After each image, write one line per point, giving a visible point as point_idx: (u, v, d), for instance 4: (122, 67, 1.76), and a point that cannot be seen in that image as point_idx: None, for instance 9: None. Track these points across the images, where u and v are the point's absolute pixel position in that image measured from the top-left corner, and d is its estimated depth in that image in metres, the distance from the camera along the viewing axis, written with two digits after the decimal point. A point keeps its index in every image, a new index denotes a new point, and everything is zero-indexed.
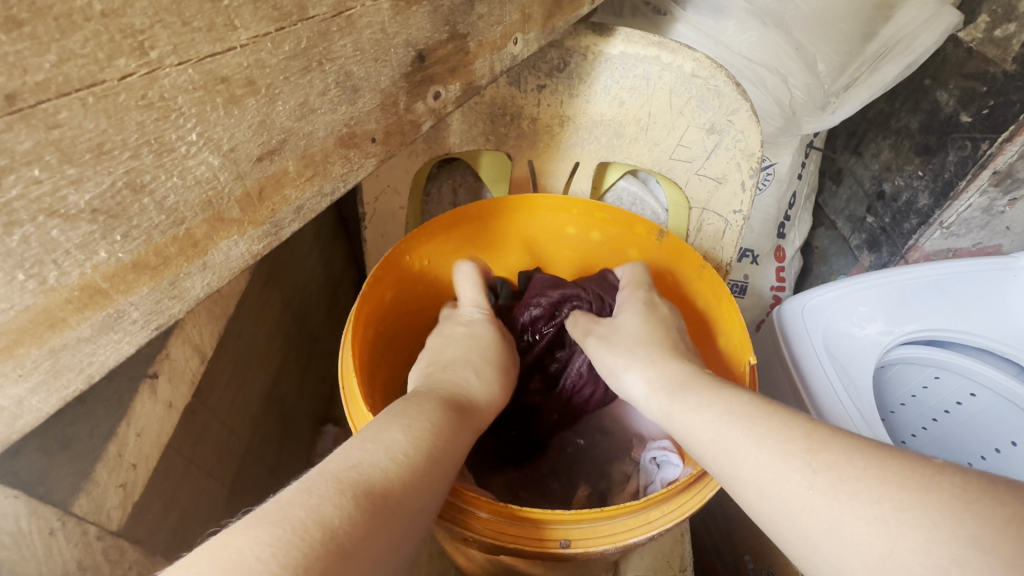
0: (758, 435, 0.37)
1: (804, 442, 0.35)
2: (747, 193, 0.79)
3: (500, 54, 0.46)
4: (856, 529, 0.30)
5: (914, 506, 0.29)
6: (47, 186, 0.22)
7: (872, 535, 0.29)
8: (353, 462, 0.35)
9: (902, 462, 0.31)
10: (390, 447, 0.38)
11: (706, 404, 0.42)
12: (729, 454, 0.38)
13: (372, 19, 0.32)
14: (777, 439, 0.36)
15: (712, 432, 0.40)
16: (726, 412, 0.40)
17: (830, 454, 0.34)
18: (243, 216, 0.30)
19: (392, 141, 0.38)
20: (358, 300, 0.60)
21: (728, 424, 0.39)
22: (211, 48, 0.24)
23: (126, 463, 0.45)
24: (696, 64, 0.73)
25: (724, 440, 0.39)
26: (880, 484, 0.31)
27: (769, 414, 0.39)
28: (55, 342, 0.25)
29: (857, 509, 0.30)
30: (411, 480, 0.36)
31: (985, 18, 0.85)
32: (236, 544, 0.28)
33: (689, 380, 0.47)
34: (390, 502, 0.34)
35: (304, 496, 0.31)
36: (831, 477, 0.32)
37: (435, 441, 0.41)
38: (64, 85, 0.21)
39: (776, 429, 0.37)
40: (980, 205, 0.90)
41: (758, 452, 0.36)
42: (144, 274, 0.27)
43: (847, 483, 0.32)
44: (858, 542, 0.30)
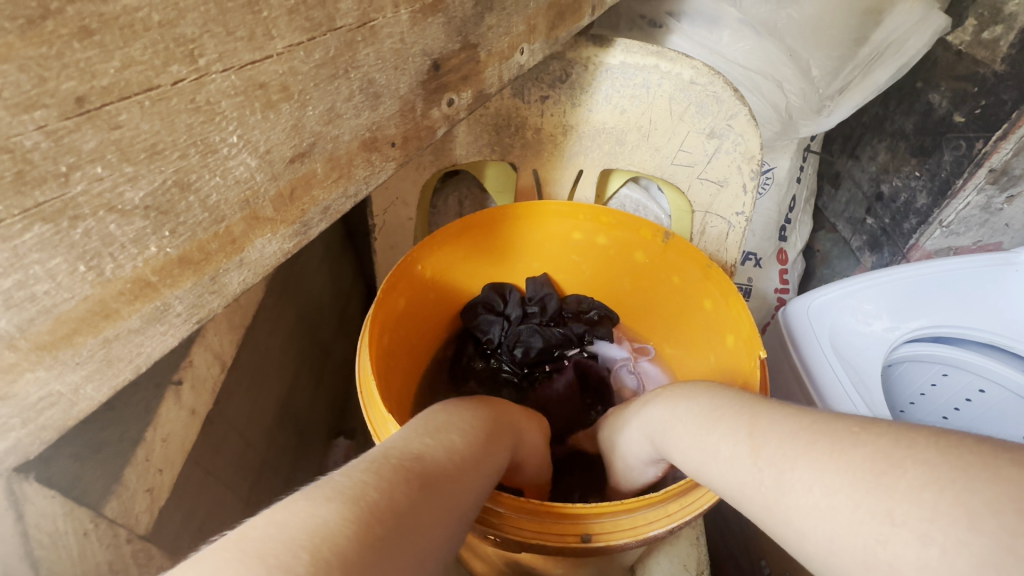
0: (720, 437, 0.39)
1: (750, 439, 0.37)
2: (749, 196, 0.81)
3: (508, 63, 0.48)
4: (803, 520, 0.31)
5: (839, 489, 0.30)
6: (107, 183, 0.23)
7: (816, 524, 0.30)
8: (414, 452, 0.37)
9: (833, 438, 0.32)
10: (447, 446, 0.39)
11: (683, 416, 0.44)
12: (707, 458, 0.40)
13: (393, 30, 0.34)
14: (731, 439, 0.38)
15: (692, 444, 0.42)
16: (700, 415, 0.42)
17: (773, 442, 0.35)
18: (277, 215, 0.31)
19: (410, 146, 0.40)
20: (374, 307, 0.62)
21: (699, 435, 0.41)
22: (251, 56, 0.26)
23: (153, 467, 0.46)
24: (694, 72, 0.75)
25: (695, 452, 0.41)
26: (813, 468, 0.32)
27: (724, 413, 0.41)
28: (109, 332, 0.26)
29: (800, 499, 0.32)
30: (460, 478, 0.38)
31: (974, 21, 0.88)
32: (317, 514, 0.27)
33: (664, 396, 0.48)
34: (441, 493, 0.35)
35: (374, 478, 0.32)
36: (774, 468, 0.34)
37: (479, 443, 0.42)
38: (125, 89, 0.22)
39: (736, 427, 0.39)
40: (979, 202, 0.92)
41: (721, 457, 0.38)
42: (188, 269, 0.28)
43: (787, 474, 0.33)
44: (807, 534, 0.31)
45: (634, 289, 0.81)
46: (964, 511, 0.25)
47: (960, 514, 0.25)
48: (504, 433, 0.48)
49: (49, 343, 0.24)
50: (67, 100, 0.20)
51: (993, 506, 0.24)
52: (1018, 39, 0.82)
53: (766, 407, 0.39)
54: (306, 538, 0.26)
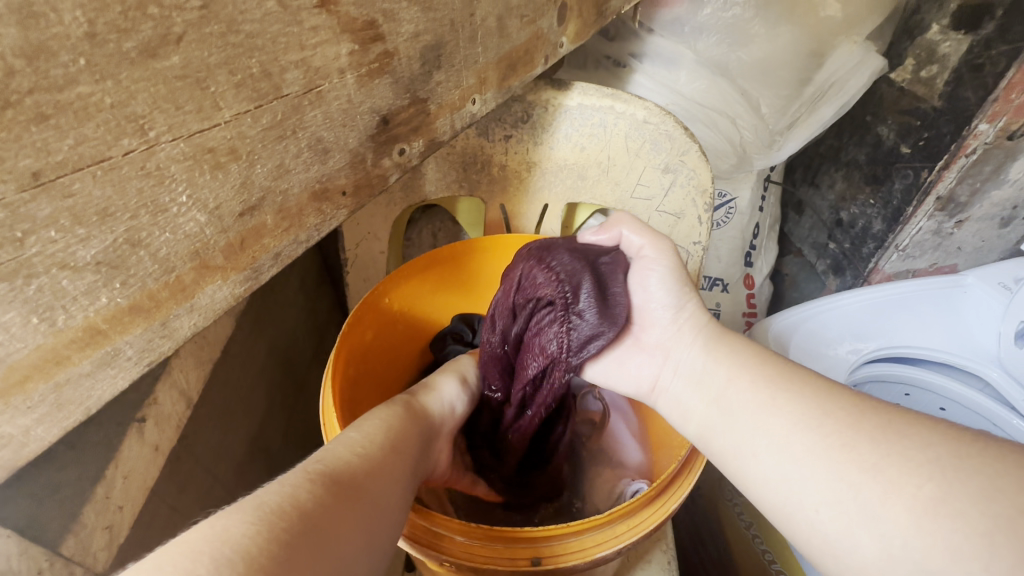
0: (811, 397, 0.40)
1: (855, 407, 0.38)
2: (704, 226, 0.85)
3: (460, 113, 0.52)
4: (913, 477, 0.32)
5: (972, 461, 0.31)
6: (60, 244, 0.25)
7: (928, 484, 0.31)
8: (317, 458, 0.39)
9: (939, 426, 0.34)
10: (347, 441, 0.42)
11: (746, 373, 0.45)
12: (775, 415, 0.41)
13: (339, 93, 0.37)
14: (826, 402, 0.39)
15: (770, 392, 0.42)
16: (776, 374, 0.44)
17: (870, 413, 0.37)
18: (227, 263, 0.33)
19: (362, 193, 0.43)
20: (339, 340, 0.64)
21: (779, 388, 0.42)
22: (200, 125, 0.29)
23: (113, 505, 0.48)
24: (647, 112, 0.80)
25: (775, 397, 0.42)
26: (920, 441, 0.33)
27: (795, 381, 0.43)
28: (60, 377, 0.27)
29: (916, 459, 0.32)
30: (371, 467, 0.40)
31: (912, 61, 0.95)
32: (220, 526, 0.30)
33: (731, 350, 0.49)
34: (352, 483, 0.37)
35: (277, 486, 0.34)
36: (883, 429, 0.35)
37: (387, 432, 0.45)
38: (79, 162, 0.24)
39: (836, 399, 0.40)
40: (930, 227, 0.97)
41: (810, 408, 0.39)
42: (139, 317, 0.29)
43: (903, 435, 0.34)
44: (914, 490, 0.31)
45: None
46: None
47: None
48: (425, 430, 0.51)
49: (2, 390, 0.25)
50: (24, 175, 0.23)
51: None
52: (951, 77, 0.88)
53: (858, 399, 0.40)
54: (217, 556, 0.28)
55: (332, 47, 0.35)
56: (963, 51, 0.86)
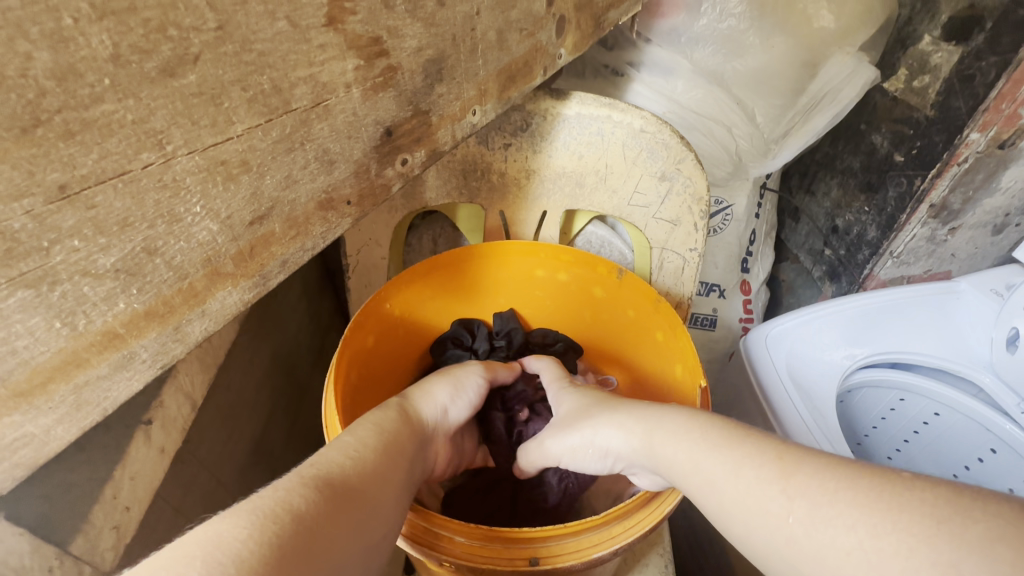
0: (735, 460, 0.39)
1: (778, 466, 0.37)
2: (700, 233, 0.87)
3: (460, 123, 0.53)
4: (839, 562, 0.31)
5: (889, 532, 0.30)
6: (83, 253, 0.26)
7: (854, 568, 0.30)
8: (311, 462, 0.40)
9: (873, 479, 0.33)
10: (340, 447, 0.43)
11: (681, 451, 0.43)
12: (720, 492, 0.39)
13: (345, 106, 0.39)
14: (752, 465, 0.38)
15: (704, 478, 0.40)
16: (703, 445, 0.42)
17: (803, 474, 0.35)
18: (237, 270, 0.35)
19: (365, 202, 0.44)
20: (341, 345, 0.65)
21: (705, 453, 0.41)
22: (214, 139, 0.30)
23: (120, 505, 0.49)
24: (643, 122, 0.82)
25: (703, 468, 0.41)
26: (851, 513, 0.32)
27: (733, 442, 0.41)
28: (78, 379, 0.28)
29: (837, 538, 0.32)
30: (365, 471, 0.41)
31: (904, 71, 0.97)
32: (214, 531, 0.31)
33: (662, 420, 0.47)
34: (344, 488, 0.39)
35: (270, 490, 0.35)
36: (806, 501, 0.34)
37: (382, 436, 0.46)
38: (102, 175, 0.26)
39: (773, 461, 0.37)
40: (924, 234, 0.99)
41: (739, 481, 0.38)
42: (154, 321, 0.30)
43: (821, 509, 0.33)
44: (844, 575, 0.31)
45: (594, 321, 0.85)
46: None
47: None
48: (420, 433, 0.52)
49: (26, 391, 0.26)
50: (51, 188, 0.24)
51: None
52: (943, 87, 0.90)
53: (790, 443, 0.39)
54: (212, 561, 0.29)
55: (338, 63, 0.37)
56: (954, 62, 0.88)
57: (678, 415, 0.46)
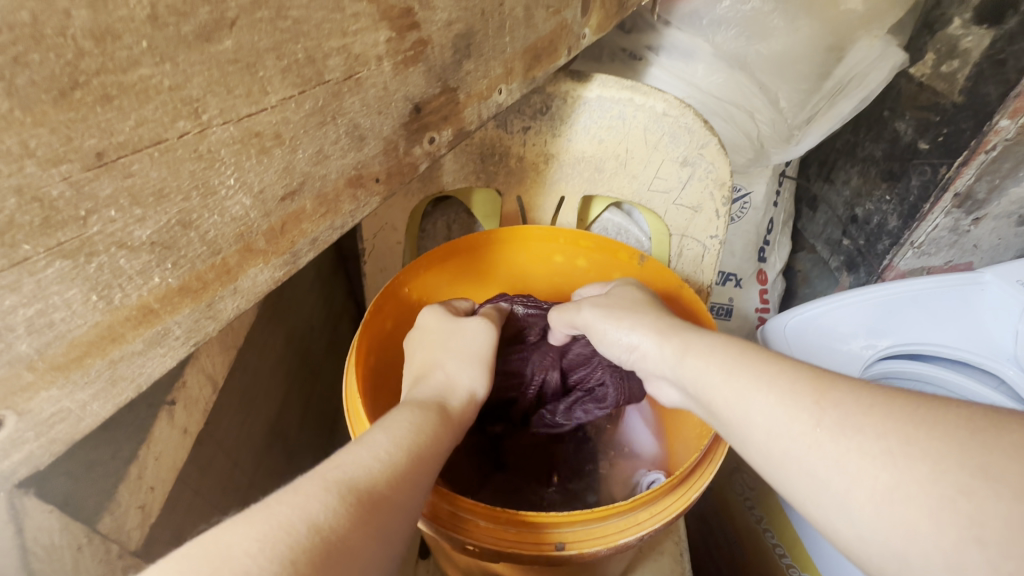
0: (769, 374, 0.39)
1: (811, 382, 0.36)
2: (722, 220, 0.85)
3: (487, 102, 0.52)
4: (864, 464, 0.31)
5: (922, 440, 0.30)
6: (119, 224, 0.25)
7: (879, 469, 0.30)
8: (340, 462, 0.38)
9: (911, 403, 0.32)
10: (372, 445, 0.40)
11: (715, 357, 0.44)
12: (746, 402, 0.39)
13: (377, 80, 0.38)
14: (786, 378, 0.38)
15: (735, 381, 0.41)
16: (745, 356, 0.42)
17: (837, 393, 0.35)
18: (268, 247, 0.34)
19: (393, 181, 0.43)
20: (361, 328, 0.65)
21: (739, 366, 0.41)
22: (249, 109, 0.29)
23: (145, 485, 0.49)
24: (666, 105, 0.80)
25: (735, 381, 0.41)
26: (887, 425, 0.31)
27: (767, 359, 0.41)
28: (114, 355, 0.27)
29: (865, 443, 0.31)
30: (394, 478, 0.38)
31: (932, 56, 0.93)
32: (227, 543, 0.30)
33: (690, 338, 0.48)
34: (371, 498, 0.36)
35: (290, 493, 0.34)
36: (838, 411, 0.34)
37: (418, 439, 0.43)
38: (138, 143, 0.25)
39: (812, 379, 0.37)
40: (947, 224, 0.96)
41: (770, 390, 0.38)
42: (187, 297, 0.30)
43: (854, 418, 0.33)
44: (866, 476, 0.31)
45: None
46: None
47: None
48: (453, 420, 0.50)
49: (62, 366, 0.25)
50: (88, 155, 0.23)
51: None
52: (972, 72, 0.87)
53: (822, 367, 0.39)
54: None
55: (370, 34, 0.35)
56: (985, 46, 0.85)
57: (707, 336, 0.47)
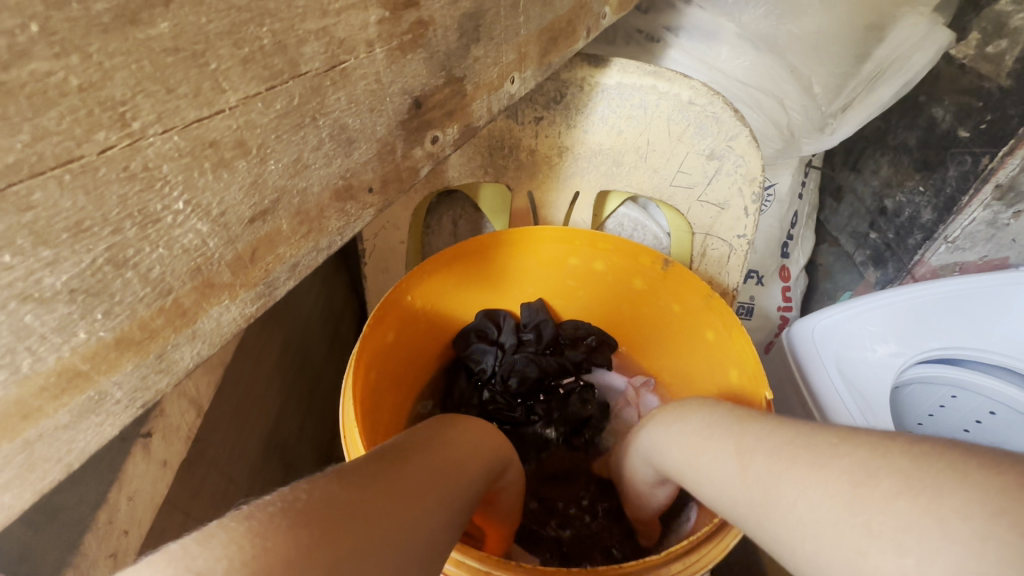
0: (708, 451, 0.38)
1: (738, 451, 0.35)
2: (751, 218, 0.78)
3: (497, 94, 0.45)
4: (789, 535, 0.29)
5: (822, 498, 0.28)
6: (19, 271, 0.19)
7: (800, 539, 0.28)
8: (399, 444, 0.37)
9: (833, 443, 0.30)
10: (422, 437, 0.40)
11: (673, 430, 0.44)
12: (702, 489, 0.38)
13: (367, 70, 0.31)
14: (720, 454, 0.36)
15: (691, 453, 0.40)
16: (708, 417, 0.41)
17: (758, 457, 0.33)
18: (234, 279, 0.28)
19: (390, 189, 0.37)
20: (359, 344, 0.59)
21: (687, 446, 0.41)
22: (198, 112, 0.23)
23: (117, 530, 0.43)
24: (692, 92, 0.72)
25: (687, 463, 0.40)
26: (798, 479, 0.29)
27: (710, 430, 0.39)
28: (29, 433, 0.21)
29: (785, 513, 0.29)
30: (450, 463, 0.38)
31: (976, 35, 0.85)
32: (299, 488, 0.28)
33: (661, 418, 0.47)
34: (433, 475, 0.35)
35: (368, 459, 0.33)
36: (761, 480, 0.32)
37: (467, 437, 0.44)
38: (38, 164, 0.18)
39: (751, 437, 0.35)
40: (984, 218, 0.88)
41: (712, 470, 0.37)
42: (129, 351, 0.24)
43: (772, 486, 0.31)
44: (794, 549, 0.28)
45: (632, 315, 0.78)
46: (935, 518, 0.23)
47: (932, 522, 0.23)
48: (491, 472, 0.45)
49: None
50: None
51: (961, 513, 0.22)
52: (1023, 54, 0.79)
53: (755, 420, 0.37)
54: (298, 509, 0.26)
55: (358, 14, 0.29)
56: None
57: (671, 410, 0.46)
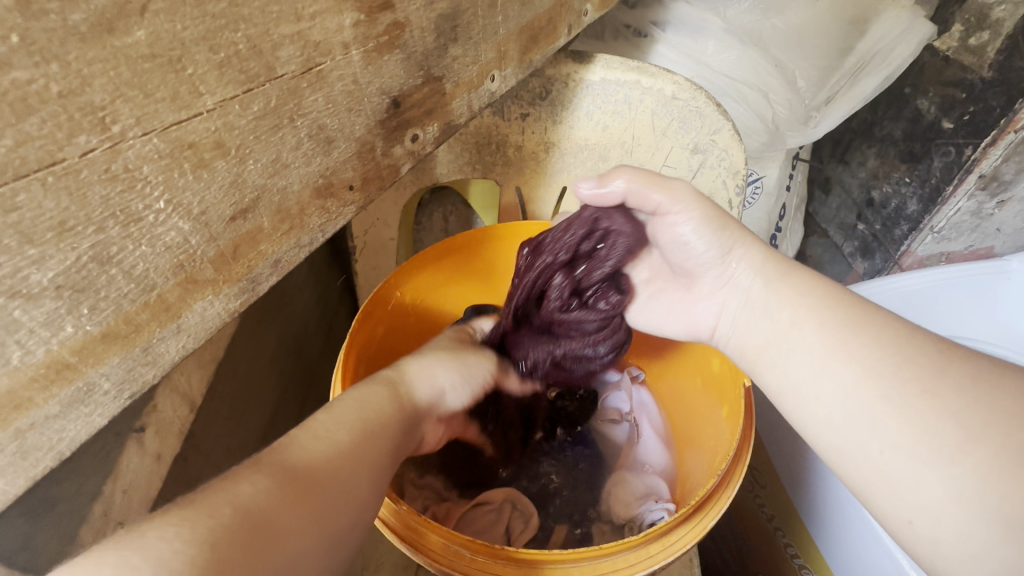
0: (843, 338, 0.37)
1: (900, 351, 0.34)
2: (735, 211, 0.78)
3: (477, 92, 0.46)
4: (933, 439, 0.30)
5: (986, 426, 0.29)
6: (7, 269, 0.20)
7: (944, 447, 0.30)
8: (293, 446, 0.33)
9: (967, 387, 0.31)
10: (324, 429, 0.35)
11: (789, 305, 0.41)
12: (814, 364, 0.38)
13: (344, 71, 0.32)
14: (869, 343, 0.36)
15: (818, 325, 0.38)
16: (826, 309, 0.39)
17: (930, 367, 0.33)
18: (217, 275, 0.29)
19: (371, 186, 0.38)
20: (347, 339, 0.60)
21: (807, 329, 0.39)
22: (176, 115, 0.24)
23: (113, 521, 0.45)
24: (676, 87, 0.73)
25: (798, 343, 0.39)
26: (963, 408, 0.30)
27: (862, 318, 0.38)
28: (21, 423, 0.23)
29: (939, 425, 0.31)
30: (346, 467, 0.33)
31: (959, 27, 0.85)
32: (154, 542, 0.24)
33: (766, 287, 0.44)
34: (321, 484, 0.31)
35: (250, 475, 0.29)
36: (916, 390, 0.32)
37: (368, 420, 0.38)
38: (22, 167, 0.19)
39: (858, 351, 0.35)
40: (969, 208, 0.88)
41: (849, 355, 0.36)
42: (115, 344, 0.25)
43: (933, 399, 0.31)
44: (929, 454, 0.30)
45: None
46: None
47: None
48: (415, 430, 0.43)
49: None
50: None
51: None
52: (1005, 45, 0.79)
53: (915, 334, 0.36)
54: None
55: (333, 18, 0.30)
56: (1020, 15, 0.77)
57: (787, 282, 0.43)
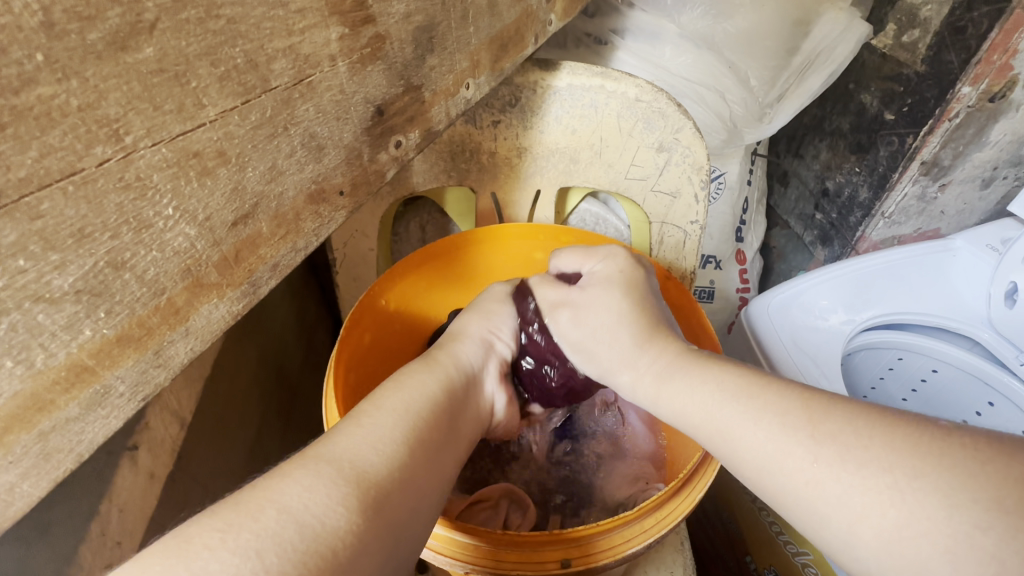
0: (745, 404, 0.38)
1: (805, 412, 0.35)
2: (701, 204, 0.83)
3: (454, 99, 0.49)
4: (851, 496, 0.31)
5: (893, 474, 0.30)
6: (32, 274, 0.21)
7: (868, 506, 0.30)
8: (352, 450, 0.34)
9: (854, 435, 0.33)
10: (377, 437, 0.35)
11: (691, 376, 0.42)
12: (731, 427, 0.38)
13: (332, 82, 0.34)
14: (770, 409, 0.37)
15: (717, 396, 0.40)
16: (722, 381, 0.40)
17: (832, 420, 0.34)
18: (222, 279, 0.30)
19: (359, 192, 0.39)
20: (337, 345, 0.61)
21: (712, 402, 0.40)
22: (183, 126, 0.25)
23: (110, 541, 0.44)
24: (638, 90, 0.77)
25: (706, 410, 0.40)
26: (867, 461, 0.31)
27: (760, 386, 0.39)
28: (44, 425, 0.24)
29: (854, 482, 0.31)
30: (408, 487, 0.34)
31: (893, 26, 0.92)
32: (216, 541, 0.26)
33: (677, 352, 0.45)
34: (387, 503, 0.32)
35: (308, 482, 0.31)
36: (824, 445, 0.33)
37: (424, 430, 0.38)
38: (46, 177, 0.21)
39: (769, 414, 0.36)
40: (915, 193, 0.95)
41: (757, 422, 0.37)
42: (128, 348, 0.26)
43: (846, 453, 0.32)
44: (859, 518, 0.31)
45: None
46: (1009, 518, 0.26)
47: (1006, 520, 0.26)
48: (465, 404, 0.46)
49: None
50: None
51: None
52: (934, 41, 0.85)
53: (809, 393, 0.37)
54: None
55: (320, 32, 0.32)
56: (945, 13, 0.83)
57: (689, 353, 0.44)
